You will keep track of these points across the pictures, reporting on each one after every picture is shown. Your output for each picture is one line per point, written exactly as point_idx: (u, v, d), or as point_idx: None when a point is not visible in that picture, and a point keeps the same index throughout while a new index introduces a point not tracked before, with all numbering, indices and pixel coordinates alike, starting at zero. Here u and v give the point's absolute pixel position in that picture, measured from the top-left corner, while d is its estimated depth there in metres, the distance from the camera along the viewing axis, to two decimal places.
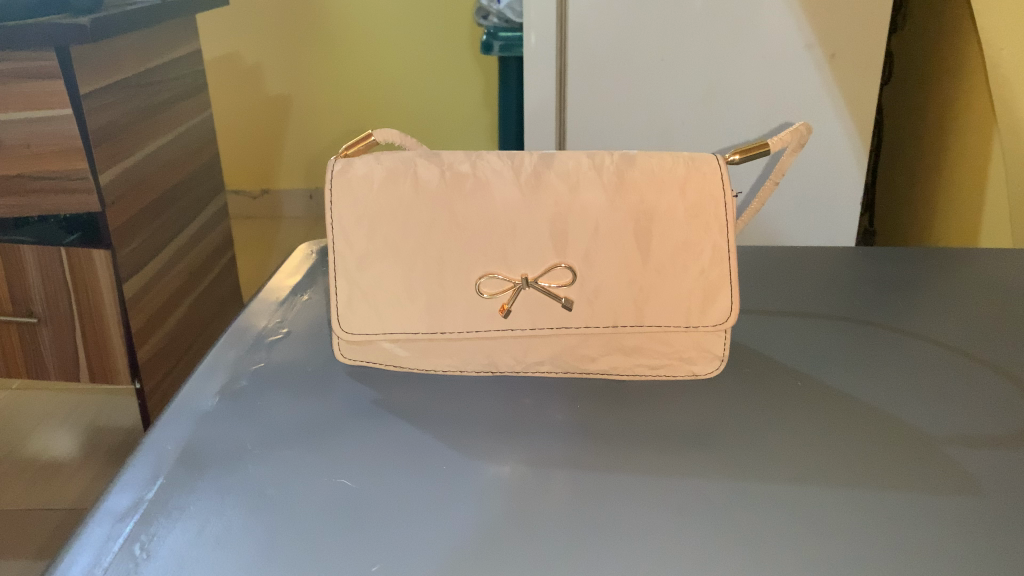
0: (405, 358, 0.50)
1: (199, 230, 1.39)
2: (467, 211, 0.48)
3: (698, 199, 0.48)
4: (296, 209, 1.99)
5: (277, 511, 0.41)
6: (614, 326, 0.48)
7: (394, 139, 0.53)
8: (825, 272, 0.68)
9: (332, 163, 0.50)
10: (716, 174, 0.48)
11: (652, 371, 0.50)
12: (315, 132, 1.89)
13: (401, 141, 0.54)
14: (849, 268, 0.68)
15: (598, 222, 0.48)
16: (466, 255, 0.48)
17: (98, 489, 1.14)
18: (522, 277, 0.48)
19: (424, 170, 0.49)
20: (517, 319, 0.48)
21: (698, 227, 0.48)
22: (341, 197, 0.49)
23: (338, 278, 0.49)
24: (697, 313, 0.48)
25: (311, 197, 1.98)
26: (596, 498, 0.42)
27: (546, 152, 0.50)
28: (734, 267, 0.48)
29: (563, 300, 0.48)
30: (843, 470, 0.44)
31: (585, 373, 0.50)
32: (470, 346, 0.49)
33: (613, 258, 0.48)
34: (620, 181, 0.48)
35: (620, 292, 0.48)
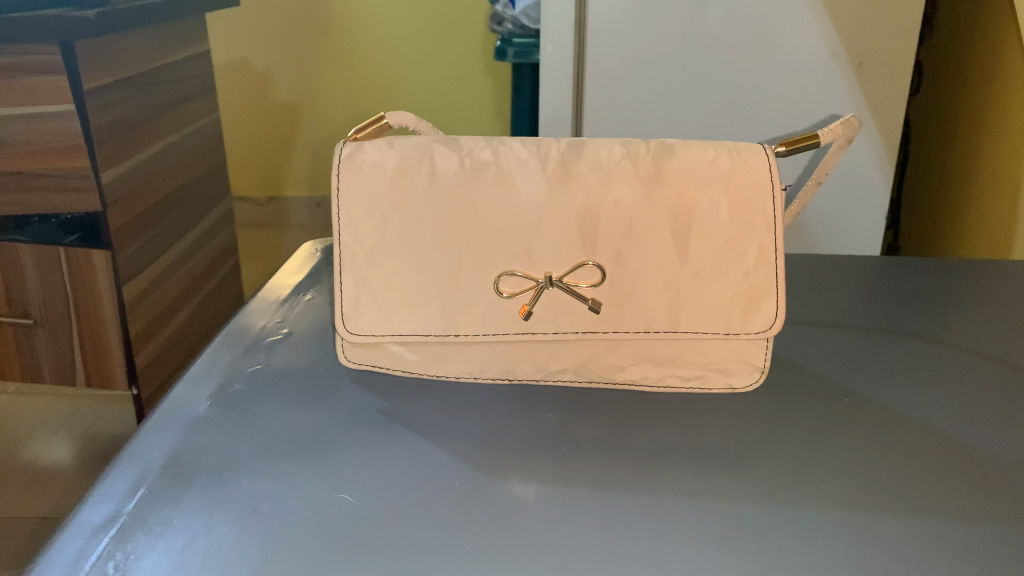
0: (418, 363, 0.46)
1: (202, 233, 1.35)
2: (487, 202, 0.44)
3: (742, 194, 0.44)
4: (302, 217, 1.96)
5: (271, 530, 0.37)
6: (646, 332, 0.44)
7: (409, 124, 0.49)
8: (864, 283, 0.63)
9: (340, 149, 0.46)
10: (763, 166, 0.44)
11: (685, 383, 0.46)
12: (324, 139, 1.86)
13: (416, 126, 0.50)
14: (890, 280, 0.64)
15: (632, 217, 0.43)
16: (485, 251, 0.44)
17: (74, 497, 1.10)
18: (546, 276, 0.43)
19: (441, 156, 0.45)
20: (541, 323, 0.44)
21: (743, 224, 0.44)
22: (350, 184, 0.45)
23: (344, 275, 0.45)
24: (738, 319, 0.44)
25: (319, 204, 1.94)
26: (628, 523, 0.37)
27: (575, 140, 0.46)
28: (781, 269, 0.44)
29: (591, 302, 0.43)
30: (901, 494, 0.39)
31: (612, 383, 0.46)
32: (488, 350, 0.45)
33: (647, 256, 0.44)
34: (657, 172, 0.44)
35: (654, 294, 0.44)
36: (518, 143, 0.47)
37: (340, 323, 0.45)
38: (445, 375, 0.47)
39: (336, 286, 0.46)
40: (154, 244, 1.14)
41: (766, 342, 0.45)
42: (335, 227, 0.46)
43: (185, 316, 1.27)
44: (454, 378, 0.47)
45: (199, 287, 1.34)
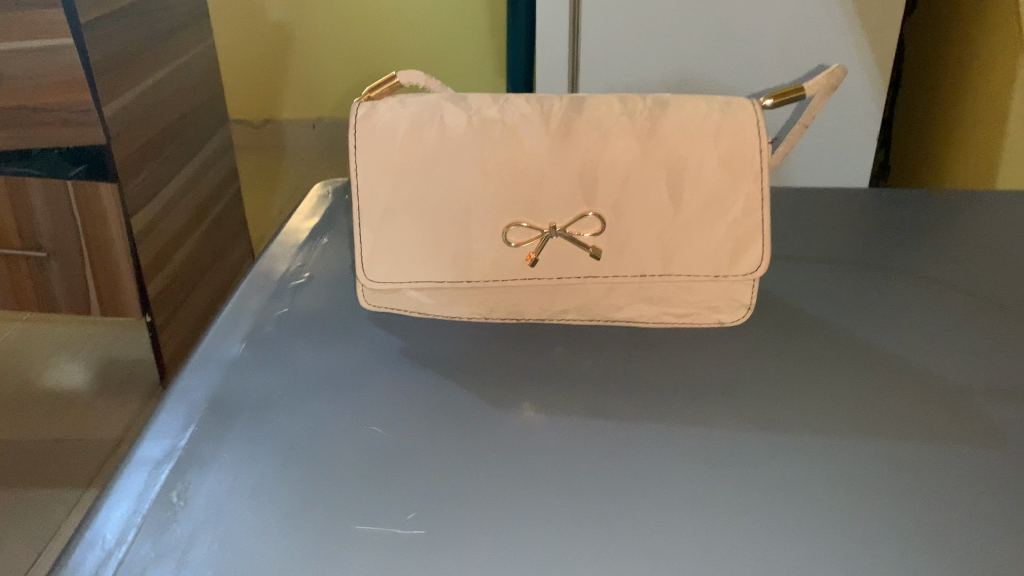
0: (433, 306, 0.50)
1: (205, 162, 1.37)
2: (497, 159, 0.46)
3: (732, 148, 0.46)
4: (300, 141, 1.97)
5: (309, 462, 0.41)
6: (642, 276, 0.47)
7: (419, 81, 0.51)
8: (847, 218, 0.67)
9: (355, 109, 0.48)
10: (751, 122, 0.46)
11: (676, 320, 0.50)
12: (319, 63, 1.85)
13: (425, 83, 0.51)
14: (871, 214, 0.67)
15: (629, 171, 0.46)
16: (493, 204, 0.47)
17: (140, 418, 1.16)
18: (550, 226, 0.46)
19: (451, 115, 0.47)
20: (544, 268, 0.48)
21: (732, 176, 0.46)
22: (366, 143, 0.47)
23: (362, 228, 0.48)
24: (727, 263, 0.47)
25: (315, 127, 1.95)
26: (624, 450, 0.42)
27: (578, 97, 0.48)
28: (769, 217, 0.46)
29: (590, 250, 0.46)
30: (870, 419, 0.44)
31: (610, 322, 0.50)
32: (498, 294, 0.49)
33: (643, 206, 0.46)
34: (654, 130, 0.46)
35: (648, 243, 0.47)
36: (524, 99, 0.49)
37: (360, 270, 0.48)
38: (456, 316, 0.51)
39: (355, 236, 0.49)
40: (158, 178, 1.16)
41: (751, 280, 0.48)
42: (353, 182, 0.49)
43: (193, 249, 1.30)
44: (465, 319, 0.50)
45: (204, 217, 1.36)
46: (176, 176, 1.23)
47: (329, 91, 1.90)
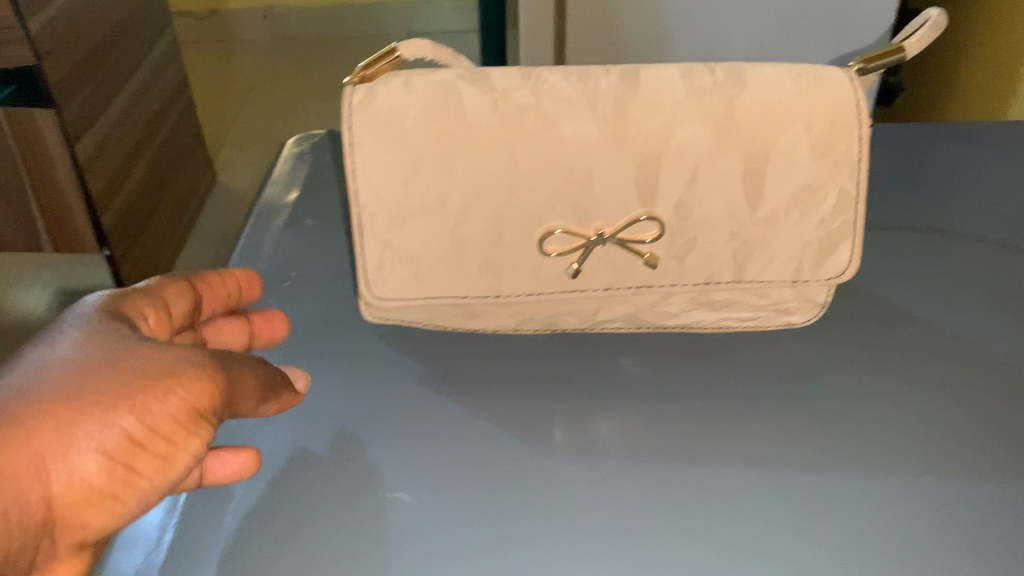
0: (453, 321, 0.42)
1: (151, 72, 1.21)
2: (530, 152, 0.37)
3: (828, 134, 0.37)
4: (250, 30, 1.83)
5: (331, 548, 0.34)
6: (705, 282, 0.40)
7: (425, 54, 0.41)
8: (896, 159, 0.59)
9: (349, 93, 0.38)
10: (850, 99, 0.37)
11: (739, 323, 0.42)
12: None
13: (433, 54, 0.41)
14: (922, 152, 0.60)
15: (698, 163, 0.37)
16: (527, 206, 0.38)
17: None
18: (597, 233, 0.38)
19: (471, 98, 0.38)
20: (590, 278, 0.40)
21: (826, 168, 0.37)
22: (366, 135, 0.38)
23: (364, 236, 0.39)
24: (809, 267, 0.39)
25: (266, 15, 1.82)
26: (707, 509, 0.35)
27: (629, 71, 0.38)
28: (863, 213, 0.38)
29: (645, 258, 0.39)
30: (980, 442, 0.38)
31: (662, 327, 0.43)
32: (531, 307, 0.41)
33: (712, 205, 0.38)
34: (727, 112, 0.37)
35: (716, 246, 0.39)
36: (557, 70, 0.39)
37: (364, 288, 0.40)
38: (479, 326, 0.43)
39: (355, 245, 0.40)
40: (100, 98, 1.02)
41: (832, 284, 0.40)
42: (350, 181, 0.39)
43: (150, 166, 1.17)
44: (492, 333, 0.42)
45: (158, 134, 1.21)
46: (119, 92, 1.08)
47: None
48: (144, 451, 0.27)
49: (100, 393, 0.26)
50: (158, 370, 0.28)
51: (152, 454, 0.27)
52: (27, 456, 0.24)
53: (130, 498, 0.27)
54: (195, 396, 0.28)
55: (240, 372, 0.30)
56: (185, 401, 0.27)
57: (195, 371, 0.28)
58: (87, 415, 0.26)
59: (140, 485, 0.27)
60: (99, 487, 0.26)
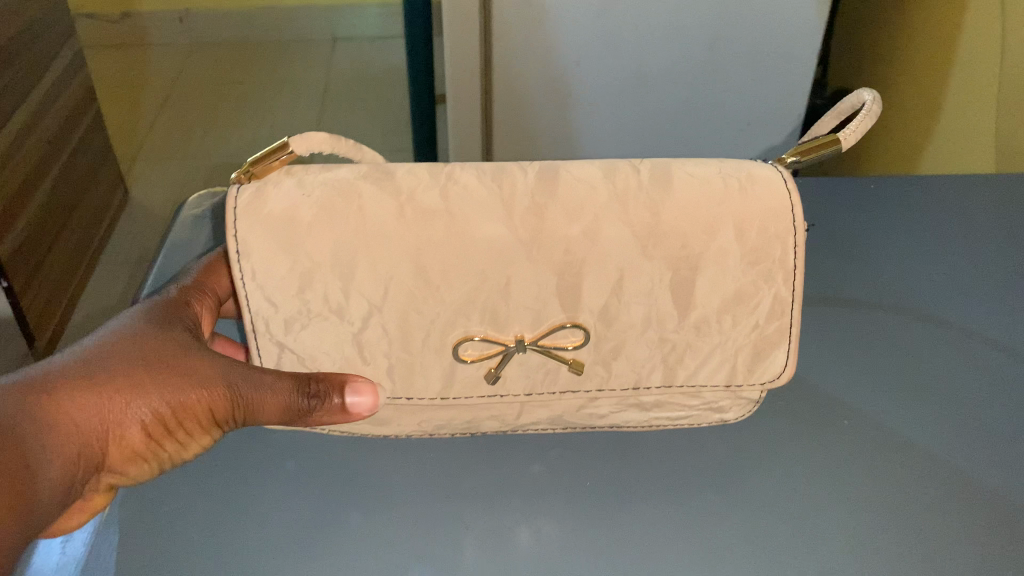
0: (361, 427, 0.38)
1: (58, 80, 1.08)
2: (440, 259, 0.34)
3: (760, 239, 0.35)
4: (166, 36, 1.70)
5: None
6: (636, 387, 0.37)
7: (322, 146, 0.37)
8: (822, 219, 0.58)
9: (233, 193, 0.34)
10: (784, 201, 0.35)
11: (669, 421, 0.40)
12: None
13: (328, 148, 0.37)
14: (847, 214, 0.59)
15: (623, 269, 0.34)
16: (438, 314, 0.35)
17: None
18: (517, 340, 0.35)
19: (373, 199, 0.34)
20: (509, 383, 0.36)
21: (757, 275, 0.35)
22: (254, 239, 0.33)
23: (257, 339, 0.35)
24: (741, 369, 0.37)
25: (183, 19, 1.70)
26: None
27: (548, 171, 0.35)
28: (798, 316, 0.36)
29: (569, 364, 0.35)
30: (917, 555, 0.35)
31: (589, 426, 0.40)
32: (447, 413, 0.37)
33: (639, 312, 0.35)
34: (656, 215, 0.34)
35: (645, 352, 0.36)
36: (470, 164, 0.36)
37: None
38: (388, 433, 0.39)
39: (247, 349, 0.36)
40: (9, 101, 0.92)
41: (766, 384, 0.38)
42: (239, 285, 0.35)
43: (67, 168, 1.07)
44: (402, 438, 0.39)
45: (65, 149, 1.07)
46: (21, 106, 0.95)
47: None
48: (170, 434, 0.32)
49: (144, 373, 0.31)
50: (196, 371, 0.32)
51: (179, 437, 0.32)
52: (94, 416, 0.30)
53: (158, 462, 0.33)
54: (225, 404, 0.32)
55: (272, 388, 0.33)
56: (208, 409, 0.32)
57: (220, 383, 0.32)
58: (137, 390, 0.31)
59: (165, 454, 0.33)
60: (138, 450, 0.31)
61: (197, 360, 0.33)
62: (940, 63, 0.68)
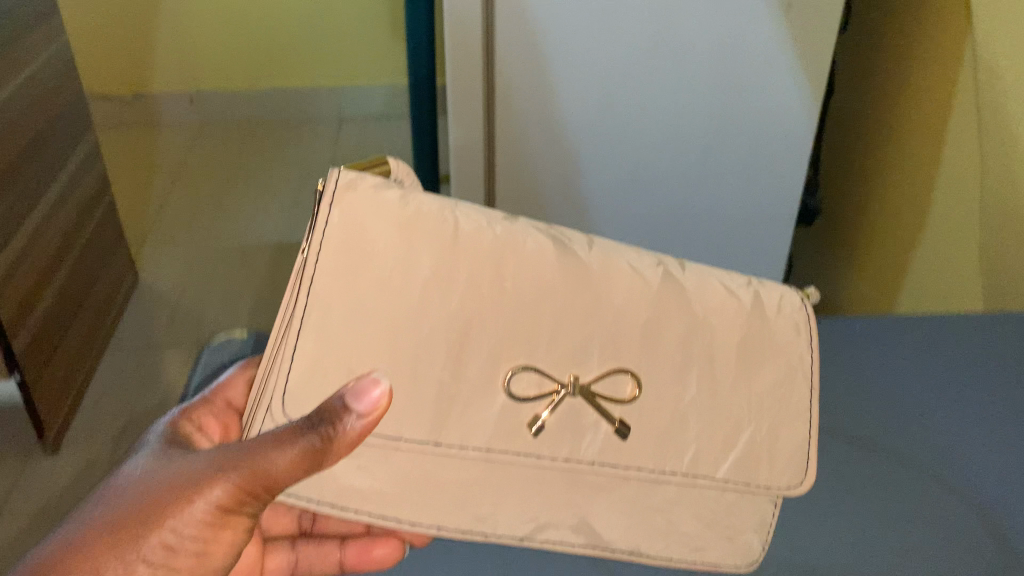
0: (364, 496, 0.34)
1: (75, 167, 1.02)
2: (513, 281, 0.34)
3: (785, 343, 0.38)
4: (172, 119, 1.68)
5: None
6: (673, 470, 0.36)
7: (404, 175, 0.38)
8: None
9: (337, 175, 0.34)
10: (801, 320, 0.39)
11: (687, 556, 0.37)
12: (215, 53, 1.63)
13: None
14: None
15: (676, 332, 0.36)
16: (496, 332, 0.34)
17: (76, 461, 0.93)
18: (572, 380, 0.35)
19: (464, 218, 0.35)
20: (548, 438, 0.35)
21: (783, 374, 0.38)
22: (349, 220, 0.33)
23: (302, 342, 0.33)
24: (768, 469, 0.37)
25: (192, 102, 1.67)
26: None
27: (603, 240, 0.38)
28: (814, 450, 0.38)
29: (617, 423, 0.35)
30: None
31: (607, 550, 0.36)
32: (467, 475, 0.34)
33: (685, 380, 0.36)
34: (700, 297, 0.37)
35: (685, 425, 0.36)
36: (542, 223, 0.37)
37: (277, 399, 0.34)
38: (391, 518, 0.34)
39: (277, 360, 0.34)
40: (6, 228, 0.84)
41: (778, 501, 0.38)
42: (298, 267, 0.34)
43: (67, 278, 0.98)
44: (408, 527, 0.34)
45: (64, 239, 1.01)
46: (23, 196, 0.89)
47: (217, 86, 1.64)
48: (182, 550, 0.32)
49: (135, 514, 0.32)
50: (177, 490, 0.32)
51: (191, 547, 0.32)
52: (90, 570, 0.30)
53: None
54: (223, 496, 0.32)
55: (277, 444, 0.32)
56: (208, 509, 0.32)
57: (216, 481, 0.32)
58: (127, 535, 0.31)
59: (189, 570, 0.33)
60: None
61: (187, 470, 0.33)
62: (920, 212, 0.71)
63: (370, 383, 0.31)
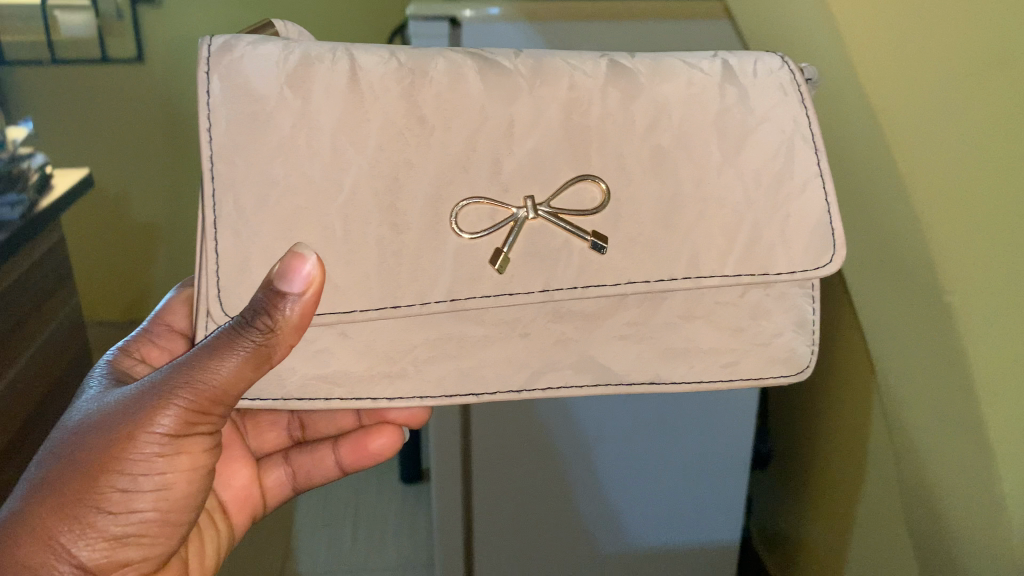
0: (328, 378, 0.30)
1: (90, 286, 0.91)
2: (432, 111, 0.30)
3: (772, 106, 0.32)
4: None
5: None
6: (672, 277, 0.31)
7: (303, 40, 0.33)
8: None
9: (206, 46, 0.29)
10: (786, 76, 0.32)
11: (719, 368, 0.32)
12: (42, 71, 0.77)
13: None
14: None
15: (636, 121, 0.31)
16: (434, 172, 0.30)
17: None
18: (528, 201, 0.30)
19: (361, 58, 0.30)
20: (515, 272, 0.30)
21: (780, 141, 0.32)
22: (232, 89, 0.29)
23: (218, 229, 0.29)
24: (788, 252, 0.32)
25: None
26: None
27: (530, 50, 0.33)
28: (841, 228, 0.32)
29: (590, 235, 0.30)
30: None
31: (623, 386, 0.31)
32: (435, 334, 0.30)
33: (661, 177, 0.31)
34: (657, 77, 0.31)
35: (672, 222, 0.31)
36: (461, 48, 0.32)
37: (212, 300, 0.29)
38: (367, 398, 0.30)
39: (203, 263, 0.29)
40: None
41: (814, 292, 0.33)
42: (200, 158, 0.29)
43: None
44: (388, 404, 0.30)
45: None
46: None
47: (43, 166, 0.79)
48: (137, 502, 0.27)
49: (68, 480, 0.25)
50: (117, 431, 0.26)
51: (149, 497, 0.27)
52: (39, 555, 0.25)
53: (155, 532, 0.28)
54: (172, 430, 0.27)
55: (218, 356, 0.26)
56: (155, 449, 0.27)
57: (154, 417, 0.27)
58: (68, 508, 0.25)
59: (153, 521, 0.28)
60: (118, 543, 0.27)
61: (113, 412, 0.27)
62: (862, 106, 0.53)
63: (296, 260, 0.26)
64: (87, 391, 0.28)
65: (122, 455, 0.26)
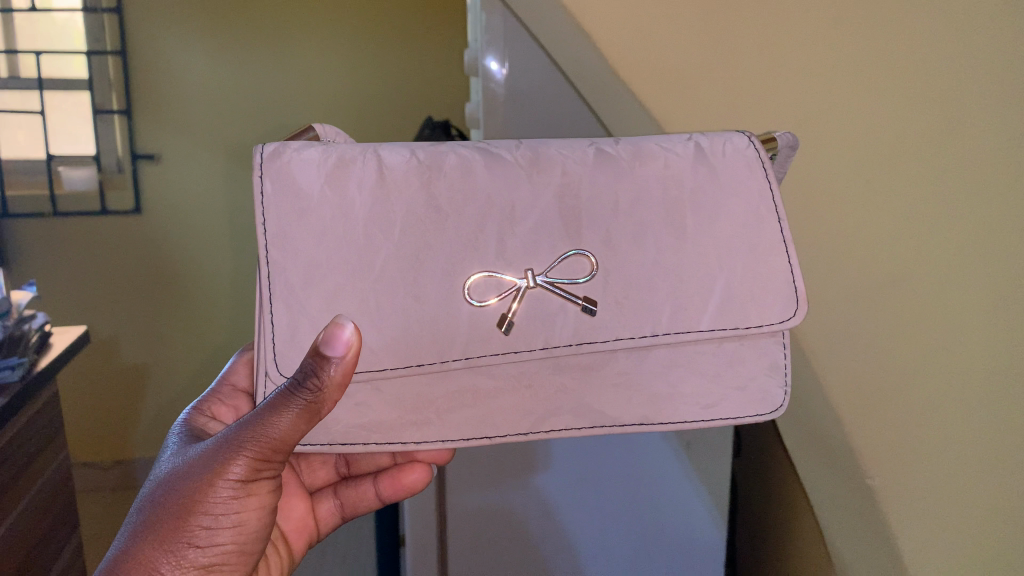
0: (366, 424, 0.36)
1: None
2: (448, 197, 0.36)
3: (738, 180, 0.37)
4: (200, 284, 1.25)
5: None
6: (654, 332, 0.36)
7: (334, 137, 0.39)
8: None
9: (259, 152, 0.35)
10: (749, 154, 0.37)
11: (702, 407, 0.37)
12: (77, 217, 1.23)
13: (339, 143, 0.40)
14: None
15: (619, 197, 0.36)
16: (450, 250, 0.35)
17: None
18: (528, 274, 0.36)
19: (387, 155, 0.36)
20: (519, 334, 0.36)
21: (747, 209, 0.37)
22: (281, 188, 0.35)
23: (273, 304, 0.34)
24: (756, 305, 0.37)
25: None
26: None
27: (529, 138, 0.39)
28: (803, 287, 0.37)
29: (582, 300, 0.36)
30: None
31: (616, 426, 0.37)
32: (453, 388, 0.36)
33: (644, 246, 0.36)
34: (636, 159, 0.37)
35: (653, 285, 0.36)
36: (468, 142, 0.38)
37: (269, 363, 0.35)
38: (399, 440, 0.36)
39: (261, 333, 0.35)
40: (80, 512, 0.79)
41: (783, 341, 0.38)
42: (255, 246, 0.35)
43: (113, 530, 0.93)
44: (417, 446, 0.35)
45: None
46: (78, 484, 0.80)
47: (75, 308, 1.28)
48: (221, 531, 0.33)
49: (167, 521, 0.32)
50: (200, 481, 0.32)
51: (229, 527, 0.33)
52: None
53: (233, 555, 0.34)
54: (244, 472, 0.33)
55: (276, 411, 0.32)
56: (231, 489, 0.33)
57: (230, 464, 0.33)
58: (168, 542, 0.31)
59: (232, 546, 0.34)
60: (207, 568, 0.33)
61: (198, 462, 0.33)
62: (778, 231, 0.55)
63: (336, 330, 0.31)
64: (170, 452, 0.35)
65: (205, 499, 0.32)
